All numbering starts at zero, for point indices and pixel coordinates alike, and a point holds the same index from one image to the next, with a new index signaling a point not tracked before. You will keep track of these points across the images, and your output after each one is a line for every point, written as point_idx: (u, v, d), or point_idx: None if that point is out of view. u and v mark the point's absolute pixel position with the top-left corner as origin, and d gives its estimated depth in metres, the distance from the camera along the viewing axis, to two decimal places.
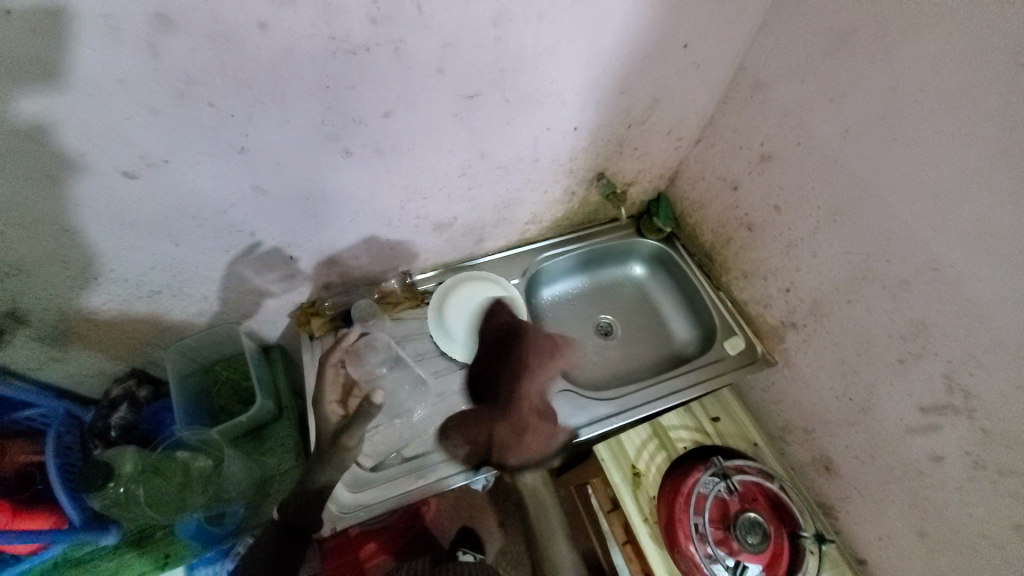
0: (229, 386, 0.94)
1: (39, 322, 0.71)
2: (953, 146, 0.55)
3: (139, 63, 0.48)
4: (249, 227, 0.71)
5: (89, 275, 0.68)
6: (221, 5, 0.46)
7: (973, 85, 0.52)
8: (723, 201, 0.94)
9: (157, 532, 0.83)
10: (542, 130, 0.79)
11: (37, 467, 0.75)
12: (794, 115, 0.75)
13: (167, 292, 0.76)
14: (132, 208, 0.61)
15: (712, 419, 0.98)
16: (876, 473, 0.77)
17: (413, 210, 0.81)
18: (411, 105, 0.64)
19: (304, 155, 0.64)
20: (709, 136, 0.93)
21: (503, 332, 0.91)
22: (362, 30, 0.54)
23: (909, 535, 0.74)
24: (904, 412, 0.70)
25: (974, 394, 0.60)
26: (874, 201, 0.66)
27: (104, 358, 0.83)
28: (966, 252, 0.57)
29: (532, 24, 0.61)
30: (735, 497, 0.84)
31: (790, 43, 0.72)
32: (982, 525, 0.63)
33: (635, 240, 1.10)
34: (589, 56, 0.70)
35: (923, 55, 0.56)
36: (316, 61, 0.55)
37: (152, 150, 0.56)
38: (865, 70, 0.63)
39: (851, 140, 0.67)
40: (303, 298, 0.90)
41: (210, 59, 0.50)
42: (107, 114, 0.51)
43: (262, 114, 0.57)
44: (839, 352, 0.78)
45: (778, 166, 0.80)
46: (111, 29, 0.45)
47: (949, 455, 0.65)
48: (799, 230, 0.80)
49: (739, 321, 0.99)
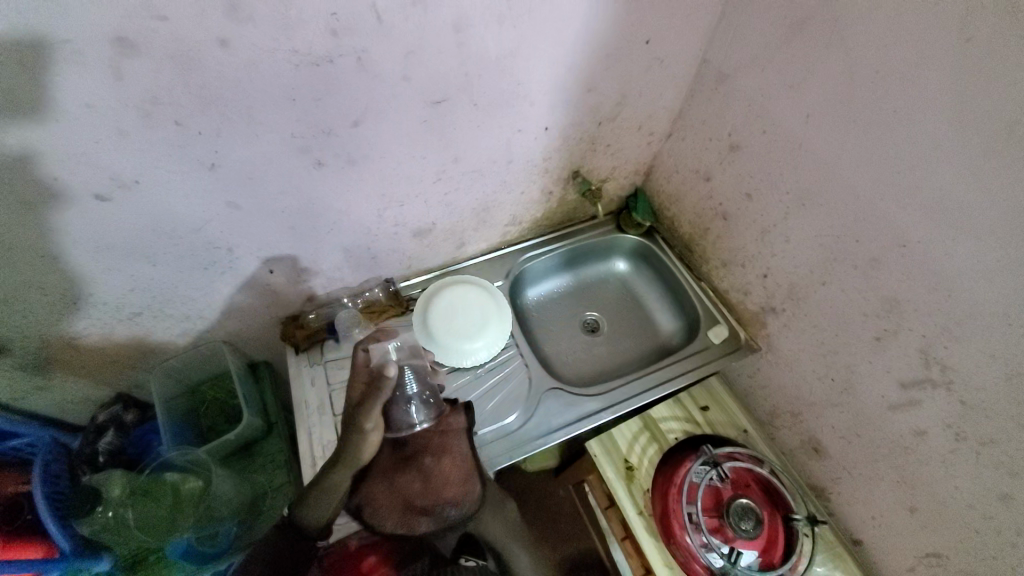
0: (216, 405, 0.94)
1: (20, 350, 0.71)
2: (912, 125, 0.57)
3: (104, 86, 0.48)
4: (226, 243, 0.71)
5: (68, 300, 0.68)
6: (182, 25, 0.47)
7: (925, 65, 0.54)
8: (698, 192, 0.96)
9: (150, 557, 0.79)
10: (514, 132, 0.80)
11: (25, 497, 0.70)
12: (758, 104, 0.76)
13: (149, 313, 0.76)
14: (107, 230, 0.61)
15: (702, 409, 0.99)
16: (863, 451, 0.78)
17: (390, 217, 0.82)
18: (379, 113, 0.65)
19: (277, 168, 0.65)
20: (679, 129, 0.95)
21: (488, 333, 0.91)
22: (325, 41, 0.54)
23: (899, 510, 0.75)
24: (884, 389, 0.71)
25: (950, 366, 0.61)
26: (840, 183, 0.68)
27: (89, 383, 0.83)
28: (931, 227, 0.59)
29: (493, 28, 0.63)
30: (727, 485, 0.85)
31: (749, 34, 0.74)
32: (967, 495, 0.64)
33: (615, 236, 1.11)
34: (554, 57, 0.71)
35: (875, 39, 0.57)
36: (282, 75, 0.55)
37: (123, 172, 0.56)
38: (821, 56, 0.64)
39: (813, 125, 0.69)
40: (286, 311, 0.90)
41: (175, 78, 0.51)
42: (75, 138, 0.51)
43: (231, 130, 0.58)
44: (819, 334, 0.79)
45: (747, 155, 0.82)
46: (73, 54, 0.45)
47: (932, 429, 0.66)
48: (772, 216, 0.81)
49: (722, 310, 1.00)
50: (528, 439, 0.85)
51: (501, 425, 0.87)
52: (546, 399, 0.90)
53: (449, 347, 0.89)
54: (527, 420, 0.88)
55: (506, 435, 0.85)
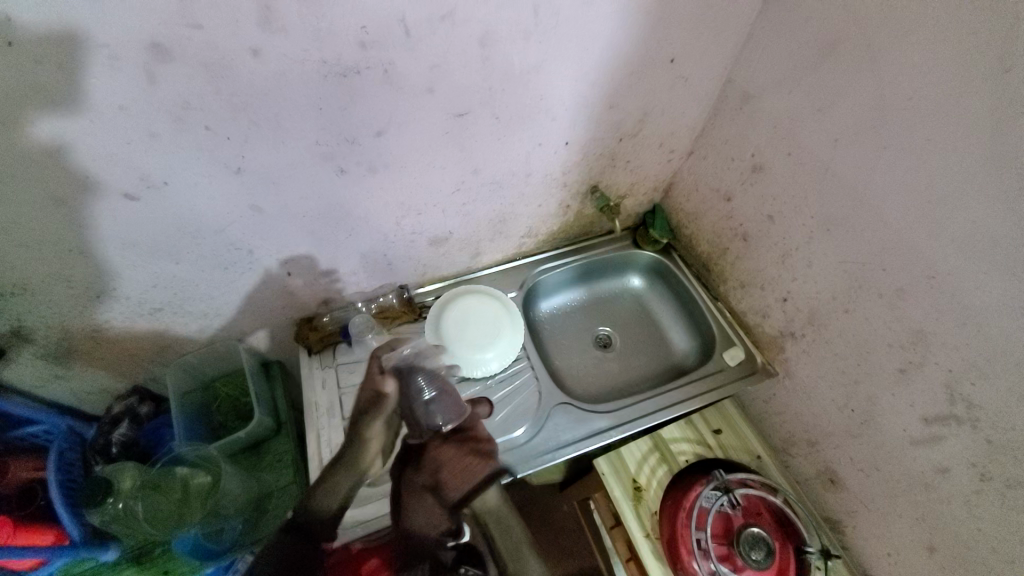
0: (229, 402, 0.94)
1: (44, 340, 0.73)
2: (944, 154, 0.55)
3: (138, 90, 0.50)
4: (247, 244, 0.73)
5: (92, 293, 0.69)
6: (216, 33, 0.48)
7: (959, 94, 0.52)
8: (718, 211, 0.95)
9: (155, 549, 0.81)
10: (535, 145, 0.80)
11: (38, 483, 0.75)
12: (783, 126, 0.75)
13: (169, 309, 0.78)
14: (134, 228, 0.63)
15: (714, 432, 0.97)
16: (881, 486, 0.75)
17: (408, 225, 0.83)
18: (402, 124, 0.66)
19: (300, 174, 0.66)
20: (701, 147, 0.94)
21: (500, 344, 0.91)
22: (352, 53, 0.55)
23: (918, 550, 0.72)
24: (906, 423, 0.69)
25: (975, 403, 0.59)
26: (866, 209, 0.66)
27: (108, 374, 0.84)
28: (960, 259, 0.57)
29: (519, 43, 0.63)
30: (738, 512, 0.82)
31: (777, 56, 0.73)
32: (991, 539, 0.61)
33: (632, 251, 1.11)
34: (578, 73, 0.71)
35: (907, 66, 0.56)
36: (310, 84, 0.56)
37: (152, 172, 0.58)
38: (851, 81, 0.63)
39: (840, 149, 0.67)
40: (302, 313, 0.91)
41: (206, 84, 0.52)
42: (108, 138, 0.53)
43: (257, 136, 0.59)
44: (839, 362, 0.77)
45: (770, 176, 0.80)
46: (110, 57, 0.47)
47: (954, 466, 0.64)
48: (794, 239, 0.79)
49: (739, 332, 0.98)
50: (535, 454, 0.84)
51: (509, 437, 0.86)
52: (555, 414, 0.90)
53: (460, 357, 0.89)
54: (535, 434, 0.87)
55: (514, 448, 0.85)
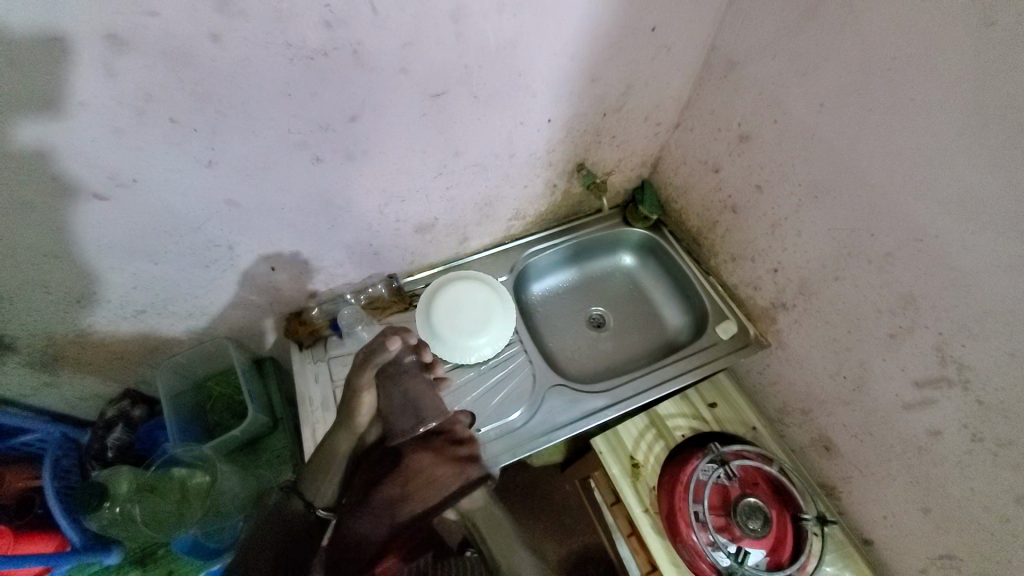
0: (222, 401, 0.93)
1: (27, 348, 0.71)
2: (931, 113, 0.54)
3: (97, 84, 0.48)
4: (226, 241, 0.71)
5: (72, 298, 0.68)
6: (171, 19, 0.46)
7: (944, 51, 0.51)
8: (707, 184, 0.93)
9: (159, 549, 0.82)
10: (516, 124, 0.78)
11: (33, 490, 0.75)
12: (769, 93, 0.74)
13: (152, 310, 0.76)
14: (108, 229, 0.61)
15: (710, 406, 0.97)
16: (874, 451, 0.76)
17: (391, 213, 0.81)
18: (377, 107, 0.63)
19: (275, 165, 0.64)
20: (687, 119, 0.92)
21: (491, 329, 0.90)
22: (318, 34, 0.53)
23: (912, 511, 0.73)
24: (898, 388, 0.69)
25: (967, 366, 0.59)
26: (854, 175, 0.65)
27: (96, 380, 0.83)
28: (949, 221, 0.56)
29: (493, 17, 0.61)
30: (735, 483, 0.83)
31: (760, 19, 0.71)
32: (983, 497, 0.62)
33: (622, 229, 1.09)
34: (555, 47, 0.69)
35: (892, 24, 0.55)
36: (276, 69, 0.54)
37: (119, 170, 0.56)
38: (836, 42, 0.62)
39: (827, 114, 0.66)
40: (289, 308, 0.90)
41: (168, 74, 0.50)
42: (69, 136, 0.50)
43: (226, 127, 0.57)
44: (831, 330, 0.77)
45: (757, 146, 0.79)
46: (61, 51, 0.44)
47: (946, 428, 0.64)
48: (783, 209, 0.78)
49: (731, 305, 0.98)
50: (532, 436, 0.85)
51: (505, 422, 0.86)
52: (550, 396, 0.89)
53: (452, 344, 0.89)
54: (531, 417, 0.87)
55: (510, 432, 0.85)
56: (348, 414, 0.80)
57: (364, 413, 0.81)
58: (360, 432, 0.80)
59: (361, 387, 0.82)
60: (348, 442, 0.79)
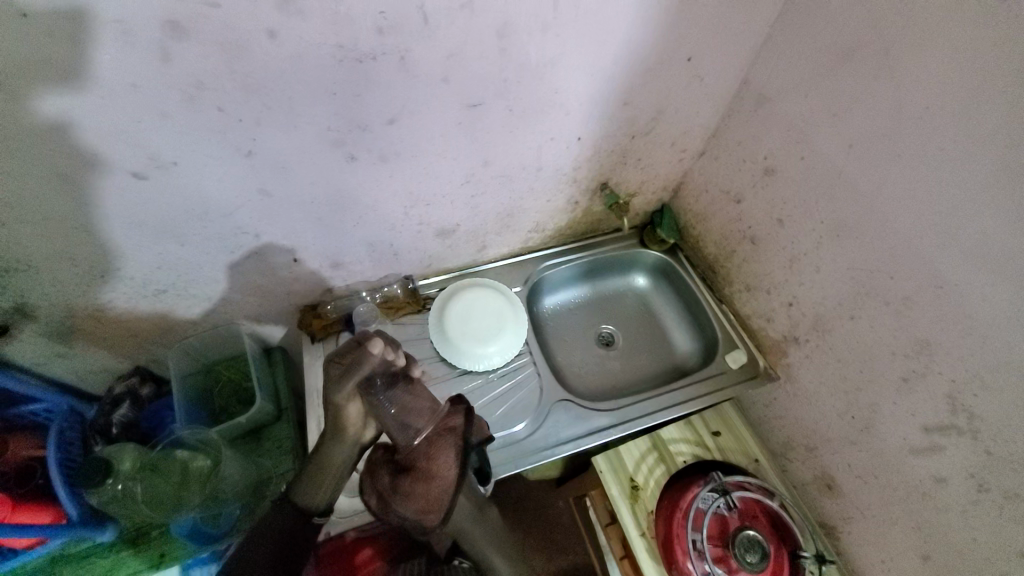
0: (230, 386, 0.94)
1: (47, 317, 0.72)
2: (958, 163, 0.55)
3: (151, 68, 0.49)
4: (254, 229, 0.72)
5: (95, 273, 0.69)
6: (231, 12, 0.48)
7: (976, 105, 0.52)
8: (727, 214, 0.94)
9: (152, 531, 0.82)
10: (546, 140, 0.79)
11: (38, 461, 0.75)
12: (798, 129, 0.75)
13: (172, 291, 0.77)
14: (142, 208, 0.62)
15: (713, 434, 0.97)
16: (878, 494, 0.76)
17: (416, 216, 0.82)
18: (414, 112, 0.65)
19: (310, 160, 0.65)
20: (713, 149, 0.93)
21: (503, 338, 0.91)
22: (369, 39, 0.54)
23: (912, 558, 0.73)
24: (907, 431, 0.69)
25: (977, 416, 0.59)
26: (878, 216, 0.66)
27: (109, 355, 0.84)
28: (969, 270, 0.57)
29: (537, 36, 0.62)
30: (734, 514, 0.82)
31: (794, 58, 0.73)
32: (985, 549, 0.62)
33: (638, 250, 1.10)
34: (591, 68, 0.71)
35: (928, 72, 0.56)
36: (323, 68, 0.56)
37: (161, 152, 0.57)
38: (869, 86, 0.63)
39: (855, 155, 0.67)
40: (305, 300, 0.91)
41: (220, 64, 0.51)
42: (118, 115, 0.52)
43: (269, 120, 0.59)
44: (842, 368, 0.77)
45: (782, 180, 0.80)
46: (123, 34, 0.46)
47: (953, 477, 0.64)
48: (803, 244, 0.79)
49: (742, 335, 0.98)
50: (534, 449, 0.84)
51: (509, 432, 0.86)
52: (556, 410, 0.90)
53: (463, 349, 0.89)
54: (535, 429, 0.87)
55: (512, 442, 0.85)
56: (337, 426, 0.67)
57: (354, 424, 0.68)
58: (359, 439, 0.70)
59: (344, 402, 0.66)
60: (347, 453, 0.70)
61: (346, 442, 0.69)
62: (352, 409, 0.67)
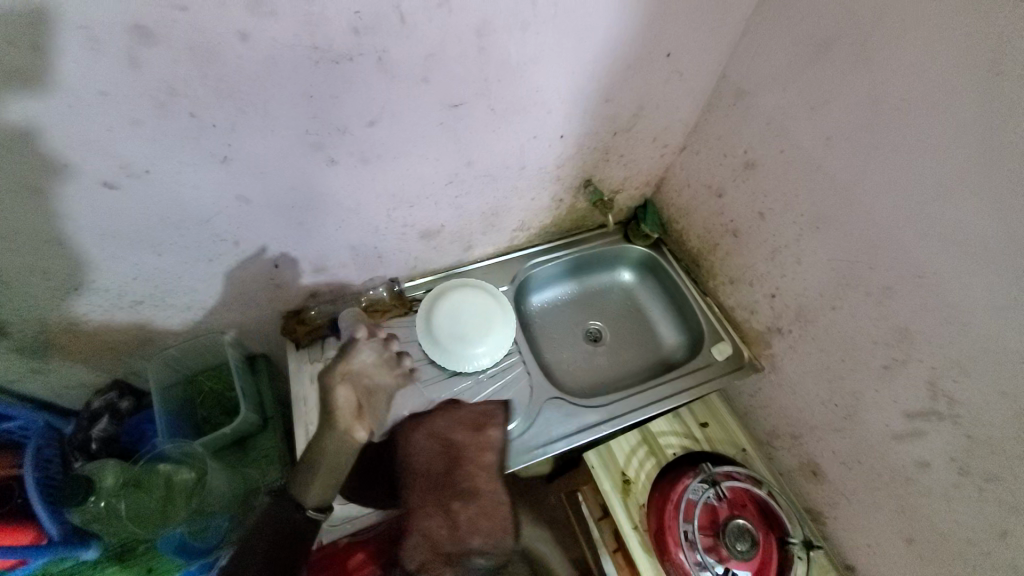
0: (212, 397, 0.92)
1: (19, 333, 0.70)
2: (934, 154, 0.56)
3: (119, 74, 0.48)
4: (233, 236, 0.70)
5: (68, 286, 0.67)
6: (203, 15, 0.46)
7: (950, 97, 0.53)
8: (709, 208, 0.95)
9: (138, 546, 0.81)
10: (529, 138, 0.79)
11: (16, 480, 0.70)
12: (777, 123, 0.76)
13: (150, 302, 0.75)
14: (115, 217, 0.60)
15: (702, 425, 0.98)
16: (862, 478, 0.77)
17: (399, 218, 0.81)
18: (395, 114, 0.64)
19: (289, 163, 0.64)
20: (694, 143, 0.94)
21: (492, 338, 0.91)
22: (346, 40, 0.53)
23: (896, 539, 0.75)
24: (889, 417, 0.71)
25: (955, 399, 0.61)
26: (856, 208, 0.67)
27: (86, 369, 0.82)
28: (947, 260, 0.58)
29: (517, 34, 0.62)
30: (724, 504, 0.84)
31: (772, 52, 0.73)
32: (966, 529, 0.64)
33: (623, 246, 1.11)
34: (573, 66, 0.70)
35: (903, 66, 0.57)
36: (300, 71, 0.54)
37: (133, 161, 0.55)
38: (846, 79, 0.64)
39: (833, 148, 0.68)
40: (288, 306, 0.90)
41: (193, 70, 0.50)
42: (86, 123, 0.50)
43: (246, 124, 0.57)
44: (825, 357, 0.78)
45: (762, 173, 0.81)
46: (89, 40, 0.44)
47: (935, 460, 0.66)
48: (784, 236, 0.80)
49: (727, 327, 0.99)
50: (526, 449, 0.85)
51: None
52: (547, 408, 0.90)
53: (452, 351, 0.89)
54: (526, 428, 0.87)
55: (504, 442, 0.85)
56: (330, 414, 0.77)
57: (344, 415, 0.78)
58: (349, 433, 0.78)
59: (336, 386, 0.78)
60: (336, 444, 0.76)
61: (336, 432, 0.77)
62: (342, 395, 0.78)
